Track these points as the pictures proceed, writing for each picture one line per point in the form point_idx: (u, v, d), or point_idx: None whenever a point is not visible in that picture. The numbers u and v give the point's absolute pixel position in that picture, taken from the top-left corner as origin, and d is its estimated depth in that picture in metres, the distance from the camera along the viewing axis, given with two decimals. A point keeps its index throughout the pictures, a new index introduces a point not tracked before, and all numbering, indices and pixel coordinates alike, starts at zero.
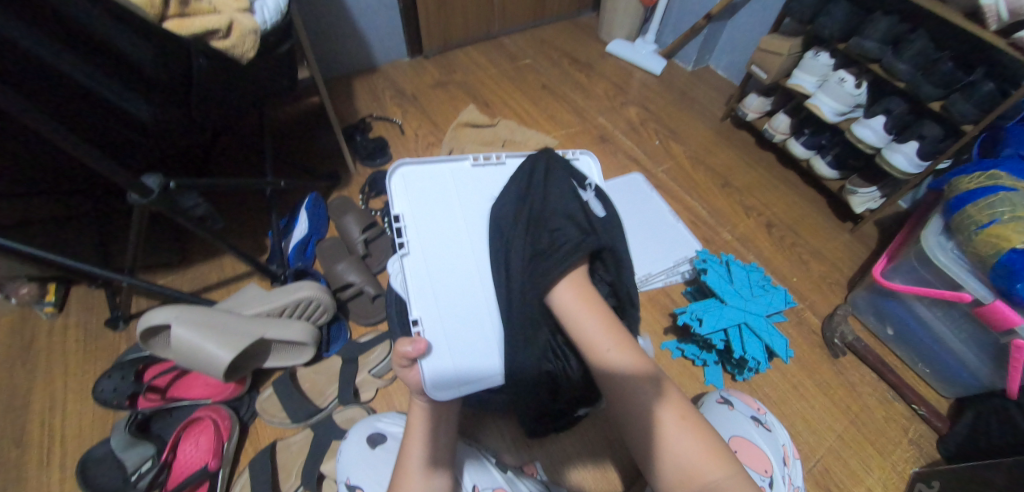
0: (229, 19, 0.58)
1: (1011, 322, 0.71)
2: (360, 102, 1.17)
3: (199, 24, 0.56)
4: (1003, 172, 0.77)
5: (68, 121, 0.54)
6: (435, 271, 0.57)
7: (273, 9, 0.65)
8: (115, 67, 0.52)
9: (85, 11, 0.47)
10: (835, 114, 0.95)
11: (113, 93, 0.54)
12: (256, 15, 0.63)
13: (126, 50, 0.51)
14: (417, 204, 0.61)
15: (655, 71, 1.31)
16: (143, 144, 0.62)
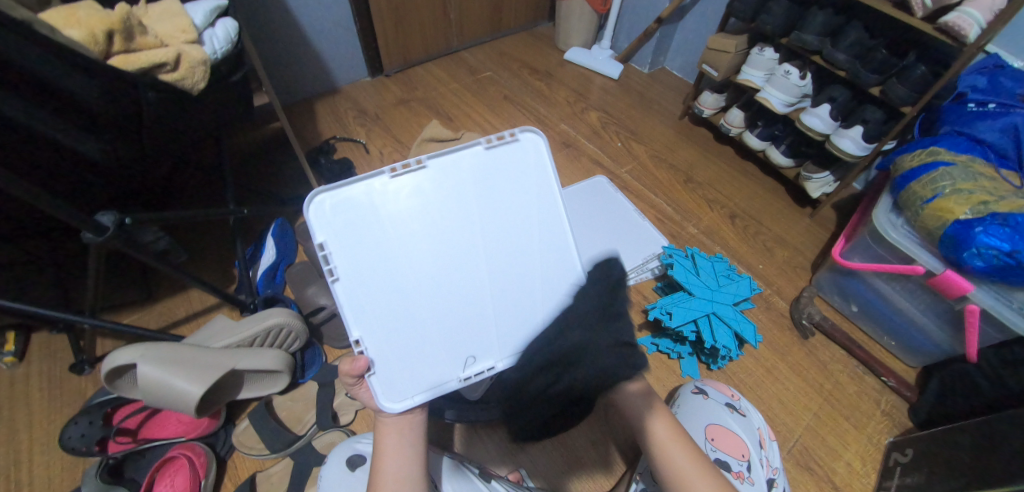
0: (177, 52, 0.58)
1: (962, 289, 0.74)
2: (325, 125, 1.18)
3: (144, 59, 0.56)
4: (942, 149, 0.82)
5: (13, 164, 0.52)
6: (382, 315, 0.52)
7: (223, 38, 0.64)
8: (58, 106, 0.51)
9: (24, 52, 0.46)
10: (785, 105, 0.99)
11: (61, 134, 0.53)
12: (206, 46, 0.63)
13: (68, 87, 0.51)
14: (344, 238, 0.52)
15: (613, 75, 1.36)
16: (96, 183, 0.61)
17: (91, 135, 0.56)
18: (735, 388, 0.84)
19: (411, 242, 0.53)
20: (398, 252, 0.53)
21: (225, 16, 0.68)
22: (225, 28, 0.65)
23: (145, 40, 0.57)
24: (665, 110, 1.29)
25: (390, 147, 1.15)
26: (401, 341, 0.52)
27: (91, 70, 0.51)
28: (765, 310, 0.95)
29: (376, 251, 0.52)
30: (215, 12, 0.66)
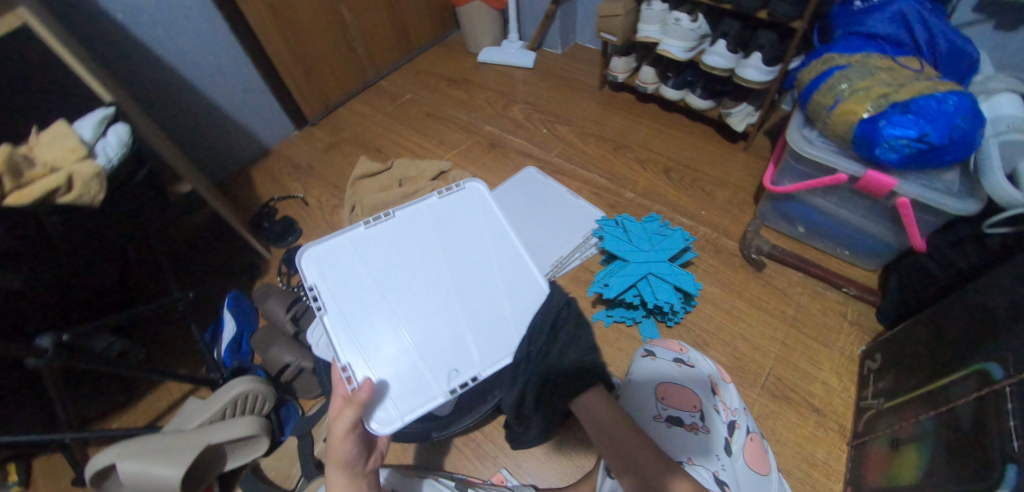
0: (68, 174, 0.60)
1: (887, 185, 0.74)
2: (264, 190, 1.22)
3: (39, 188, 0.59)
4: (835, 54, 0.81)
5: None
6: (362, 334, 0.62)
7: (116, 145, 0.67)
8: None
9: None
10: (684, 52, 0.99)
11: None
12: (99, 158, 0.66)
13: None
14: (328, 278, 0.66)
15: (527, 65, 1.37)
16: (29, 309, 0.64)
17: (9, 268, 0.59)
18: (698, 337, 0.85)
19: (382, 274, 0.67)
20: (367, 284, 0.66)
21: (117, 121, 0.70)
22: (116, 134, 0.67)
23: (35, 172, 0.61)
24: (583, 84, 1.30)
25: (329, 193, 1.18)
26: (381, 352, 0.61)
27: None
28: (715, 254, 0.95)
29: (349, 284, 0.65)
30: (105, 121, 0.69)
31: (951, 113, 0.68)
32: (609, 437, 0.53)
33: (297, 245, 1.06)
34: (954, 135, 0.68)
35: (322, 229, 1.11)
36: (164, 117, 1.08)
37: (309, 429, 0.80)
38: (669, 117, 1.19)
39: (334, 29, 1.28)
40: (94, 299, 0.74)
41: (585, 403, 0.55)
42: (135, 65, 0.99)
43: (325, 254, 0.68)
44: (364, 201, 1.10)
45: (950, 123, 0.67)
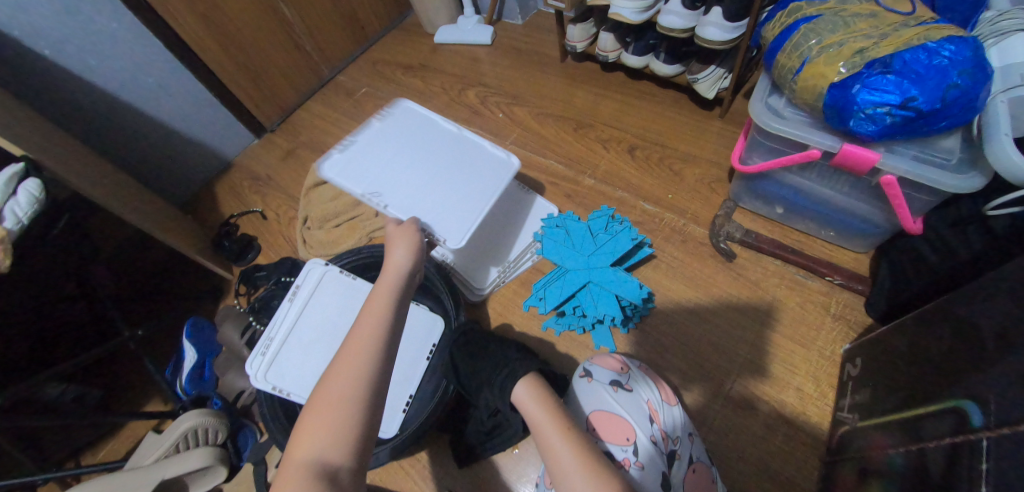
0: None
1: (868, 161, 0.61)
2: (224, 205, 1.20)
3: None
4: (803, 3, 0.67)
5: None
6: (359, 161, 0.80)
7: (26, 203, 0.66)
8: None
9: None
10: (637, 13, 0.85)
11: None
12: (7, 220, 0.64)
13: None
14: (387, 126, 0.85)
15: (486, 41, 1.23)
16: None
17: None
18: (657, 344, 0.77)
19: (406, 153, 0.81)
20: (396, 150, 0.82)
21: (30, 176, 0.69)
22: (27, 192, 0.66)
23: None
24: (544, 56, 1.16)
25: (285, 204, 1.15)
26: (352, 164, 0.79)
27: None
28: (681, 245, 0.84)
29: (386, 137, 0.83)
30: (16, 179, 0.67)
31: (943, 69, 0.54)
32: (538, 430, 0.56)
33: (253, 264, 1.05)
34: (949, 98, 0.54)
35: (277, 244, 1.09)
36: (109, 144, 1.06)
37: (263, 454, 0.81)
38: (637, 85, 1.05)
39: (276, 28, 1.20)
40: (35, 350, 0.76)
41: (525, 398, 0.60)
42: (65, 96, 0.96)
43: (412, 110, 0.88)
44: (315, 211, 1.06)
45: (941, 83, 0.54)
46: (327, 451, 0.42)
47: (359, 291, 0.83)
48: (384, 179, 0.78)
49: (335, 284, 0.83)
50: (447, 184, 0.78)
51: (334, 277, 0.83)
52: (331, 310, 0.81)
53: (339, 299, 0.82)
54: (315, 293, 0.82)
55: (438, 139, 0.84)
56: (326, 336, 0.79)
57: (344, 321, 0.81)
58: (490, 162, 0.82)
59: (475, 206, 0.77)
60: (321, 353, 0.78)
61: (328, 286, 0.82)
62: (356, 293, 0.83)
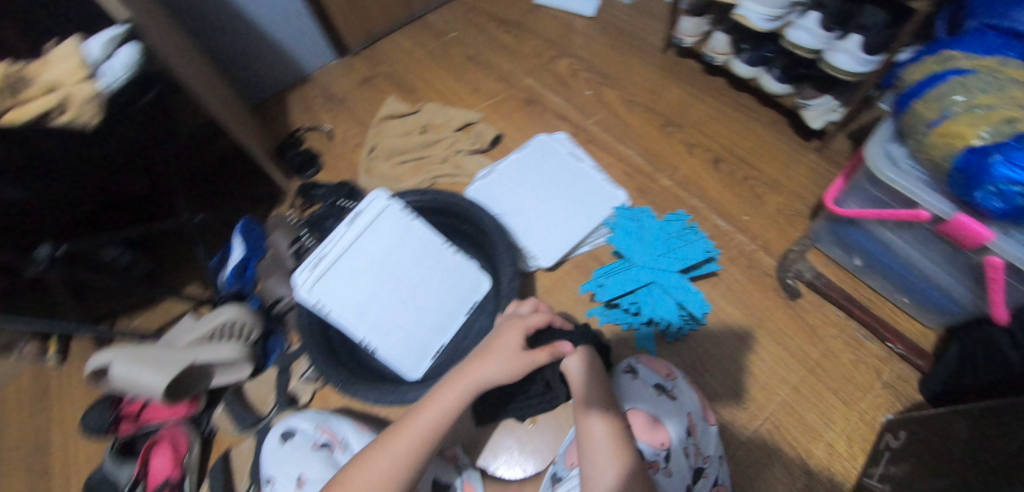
0: (62, 96, 0.58)
1: (982, 237, 0.57)
2: (293, 116, 1.21)
3: (31, 109, 0.57)
4: (959, 53, 0.61)
5: None
6: (494, 185, 0.91)
7: (120, 69, 0.62)
8: None
9: None
10: (767, 21, 0.78)
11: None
12: (99, 81, 0.61)
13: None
14: (527, 153, 0.94)
15: (590, 14, 1.19)
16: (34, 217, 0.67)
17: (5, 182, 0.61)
18: (698, 363, 0.76)
19: (535, 179, 0.91)
20: (528, 176, 0.91)
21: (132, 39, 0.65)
22: (125, 56, 0.62)
23: (34, 91, 0.58)
24: (646, 44, 1.11)
25: (352, 129, 1.15)
26: (489, 185, 0.91)
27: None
28: (745, 269, 0.82)
29: (522, 163, 0.93)
30: (119, 38, 0.64)
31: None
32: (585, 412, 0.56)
33: (311, 180, 1.06)
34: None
35: (337, 166, 1.09)
36: (197, 28, 1.05)
37: (288, 363, 0.83)
38: (738, 96, 1.00)
39: None
40: (99, 213, 0.75)
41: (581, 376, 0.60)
42: None
43: (552, 143, 0.95)
44: (381, 143, 1.06)
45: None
46: None
47: (415, 232, 0.82)
48: (509, 203, 0.89)
49: (396, 218, 0.82)
50: (558, 213, 0.86)
51: (396, 211, 0.82)
52: (385, 243, 0.81)
53: (395, 235, 0.81)
54: (374, 223, 0.81)
55: (566, 172, 0.91)
56: (375, 267, 0.80)
57: (395, 257, 0.81)
58: (603, 199, 0.87)
59: (580, 228, 0.84)
60: (367, 281, 0.80)
61: (389, 218, 0.82)
62: (413, 233, 0.82)
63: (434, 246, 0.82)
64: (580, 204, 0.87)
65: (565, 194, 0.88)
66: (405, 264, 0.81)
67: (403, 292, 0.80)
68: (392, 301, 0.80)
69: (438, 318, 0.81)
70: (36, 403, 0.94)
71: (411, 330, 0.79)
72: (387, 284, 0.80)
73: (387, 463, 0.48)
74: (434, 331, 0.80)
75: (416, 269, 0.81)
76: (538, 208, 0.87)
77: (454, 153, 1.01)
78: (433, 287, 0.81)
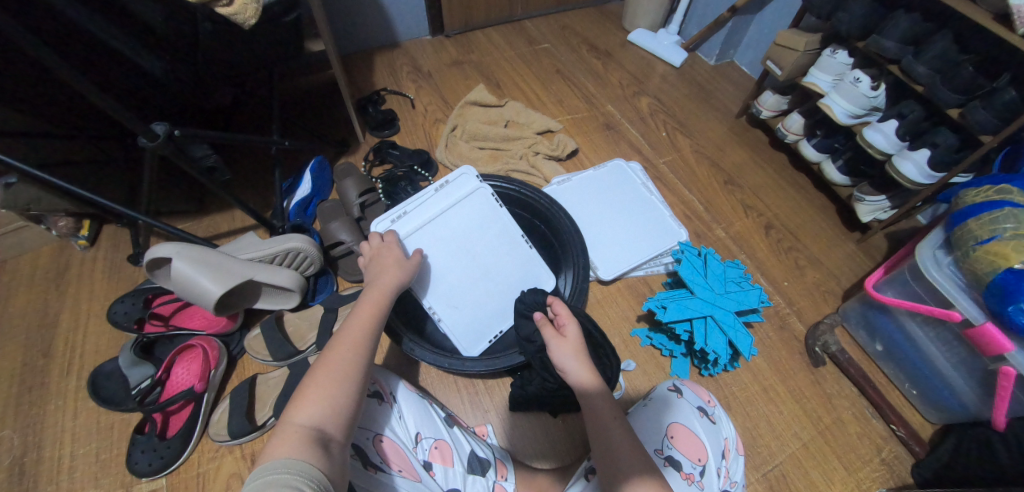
0: None
1: (1001, 348, 0.63)
2: (379, 76, 1.27)
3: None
4: (1015, 187, 0.67)
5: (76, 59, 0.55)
6: (568, 195, 1.00)
7: None
8: (118, 15, 0.54)
9: None
10: (847, 116, 0.89)
11: (115, 41, 0.55)
12: None
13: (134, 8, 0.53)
14: (602, 175, 1.04)
15: (674, 62, 1.35)
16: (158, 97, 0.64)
17: (148, 51, 0.59)
18: (724, 400, 0.82)
19: (605, 200, 1.00)
20: (600, 196, 1.01)
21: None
22: None
23: None
24: (722, 105, 1.26)
25: (436, 104, 1.20)
26: (564, 195, 1.00)
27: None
28: (777, 328, 0.90)
29: (596, 183, 1.03)
30: None
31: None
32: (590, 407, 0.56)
33: (388, 139, 1.10)
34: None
35: (416, 134, 1.13)
36: None
37: (337, 305, 0.83)
38: (792, 177, 1.12)
39: None
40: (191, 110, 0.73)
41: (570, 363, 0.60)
42: None
43: (625, 171, 1.05)
44: (465, 125, 1.12)
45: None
46: (320, 421, 0.44)
47: (497, 218, 0.85)
48: (579, 216, 0.98)
49: (481, 199, 0.85)
50: (622, 236, 0.95)
51: (482, 192, 0.85)
52: (467, 219, 0.84)
53: (478, 214, 0.84)
54: (460, 197, 0.84)
55: (634, 200, 1.00)
56: (452, 239, 0.82)
57: (473, 235, 0.83)
58: (665, 233, 0.96)
59: (642, 254, 0.93)
60: (442, 250, 0.80)
61: (475, 196, 0.85)
62: (495, 217, 0.85)
63: (511, 233, 0.85)
64: (642, 231, 0.96)
65: (630, 220, 0.97)
66: (482, 244, 0.84)
67: (475, 270, 0.82)
68: (464, 276, 0.82)
69: (503, 303, 0.83)
70: (49, 278, 0.90)
71: (476, 308, 0.81)
72: (461, 258, 0.82)
73: (349, 355, 0.51)
74: (496, 316, 0.83)
75: (491, 251, 0.84)
76: (604, 227, 0.96)
77: (532, 154, 1.09)
78: (505, 273, 0.83)
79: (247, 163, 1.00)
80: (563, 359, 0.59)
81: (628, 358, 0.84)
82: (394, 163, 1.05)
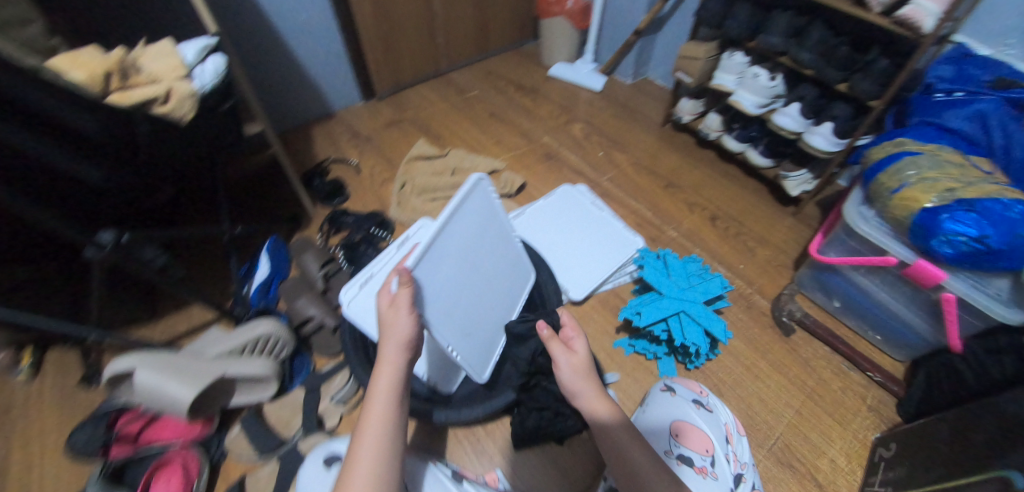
0: (167, 87, 0.60)
1: (937, 278, 0.72)
2: (319, 148, 1.29)
3: (139, 94, 0.58)
4: (908, 139, 0.80)
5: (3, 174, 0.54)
6: (527, 227, 1.04)
7: (212, 72, 0.67)
8: (55, 134, 0.54)
9: (33, 95, 0.50)
10: (756, 107, 1.01)
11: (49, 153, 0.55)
12: (195, 81, 0.65)
13: (69, 121, 0.54)
14: (553, 201, 1.09)
15: (595, 87, 1.46)
16: (92, 203, 0.64)
17: (86, 161, 0.58)
18: (715, 388, 0.85)
19: (561, 224, 1.05)
20: (556, 221, 1.06)
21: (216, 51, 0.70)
22: (213, 64, 0.67)
23: (139, 78, 0.61)
24: (646, 117, 1.37)
25: (381, 165, 1.23)
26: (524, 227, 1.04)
27: (76, 101, 0.53)
28: (746, 309, 0.96)
29: (549, 210, 1.08)
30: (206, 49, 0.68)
31: (1015, 220, 0.65)
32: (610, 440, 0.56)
33: (340, 207, 1.10)
34: (1015, 242, 0.65)
35: (367, 197, 1.15)
36: (248, 56, 1.15)
37: (318, 384, 0.81)
38: (723, 169, 1.22)
39: (421, 11, 1.37)
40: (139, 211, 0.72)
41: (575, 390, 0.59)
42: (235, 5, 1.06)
43: (574, 193, 1.10)
44: (413, 180, 1.15)
45: (1011, 228, 0.64)
46: None
47: (495, 219, 0.75)
48: (541, 243, 1.02)
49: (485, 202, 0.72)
50: (583, 253, 0.99)
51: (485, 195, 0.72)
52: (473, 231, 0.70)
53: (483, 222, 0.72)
54: (468, 204, 0.68)
55: (588, 219, 1.06)
56: (462, 257, 0.68)
57: (479, 249, 0.71)
58: (622, 243, 1.00)
59: (606, 267, 0.96)
60: (455, 275, 0.66)
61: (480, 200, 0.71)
62: (492, 219, 0.74)
63: (506, 235, 0.78)
64: (602, 245, 1.00)
65: (587, 237, 1.02)
66: (486, 255, 0.74)
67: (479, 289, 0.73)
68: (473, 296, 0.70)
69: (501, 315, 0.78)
70: None
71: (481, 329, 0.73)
72: (470, 278, 0.70)
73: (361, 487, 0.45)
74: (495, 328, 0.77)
75: (490, 263, 0.75)
76: (565, 249, 1.00)
77: None
78: (501, 279, 0.78)
79: (199, 258, 0.97)
80: (572, 377, 0.58)
81: (617, 369, 0.86)
82: (350, 229, 1.05)
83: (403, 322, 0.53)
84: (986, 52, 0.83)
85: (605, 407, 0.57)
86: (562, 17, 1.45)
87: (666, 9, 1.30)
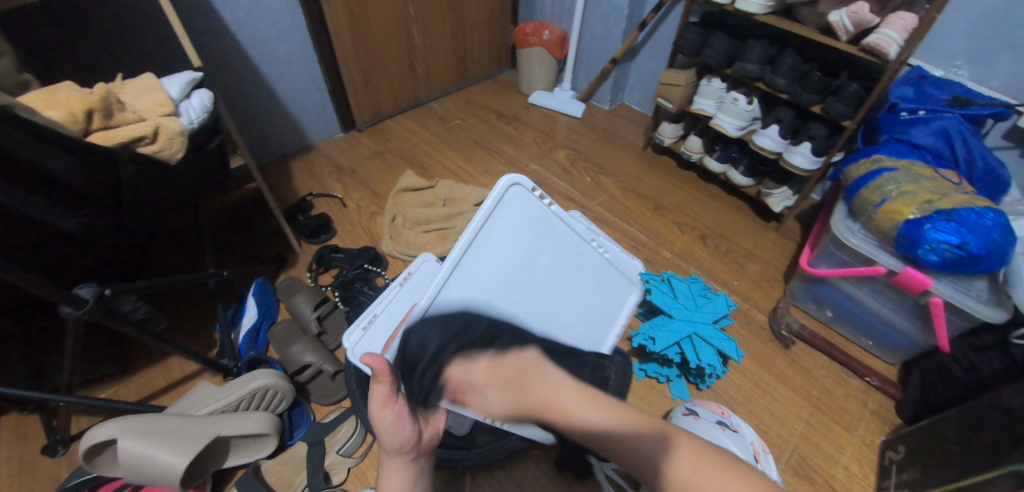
0: (155, 124, 0.57)
1: (923, 284, 0.75)
2: (300, 182, 1.24)
3: (123, 133, 0.55)
4: (884, 156, 0.85)
5: None
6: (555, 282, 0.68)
7: (200, 109, 0.64)
8: (37, 183, 0.48)
9: (27, 146, 0.45)
10: (736, 129, 1.06)
11: (24, 205, 0.48)
12: (183, 117, 0.62)
13: (48, 165, 0.48)
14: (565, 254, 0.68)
15: (575, 113, 1.50)
16: (75, 257, 0.57)
17: (63, 208, 0.52)
18: (726, 406, 0.85)
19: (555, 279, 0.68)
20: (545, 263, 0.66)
21: (201, 87, 0.68)
22: (200, 102, 0.64)
23: (125, 116, 0.56)
24: (628, 142, 1.41)
25: (367, 198, 1.20)
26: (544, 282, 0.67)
27: (62, 144, 0.48)
28: (746, 325, 0.98)
29: (547, 243, 0.66)
30: (187, 90, 0.65)
31: (989, 227, 0.69)
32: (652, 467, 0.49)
33: (329, 243, 1.06)
34: (991, 247, 0.69)
35: (356, 231, 1.11)
36: (226, 90, 1.11)
37: (322, 436, 0.75)
38: (706, 188, 1.27)
39: (402, 44, 1.38)
40: (116, 263, 0.64)
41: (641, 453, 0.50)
42: (214, 40, 1.02)
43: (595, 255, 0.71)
44: (404, 213, 1.13)
45: (987, 235, 0.69)
46: None
47: (545, 228, 0.65)
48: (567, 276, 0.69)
49: (523, 214, 0.62)
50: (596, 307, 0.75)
51: (521, 208, 0.62)
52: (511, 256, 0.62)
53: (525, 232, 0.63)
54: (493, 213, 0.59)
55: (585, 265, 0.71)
56: (502, 255, 0.62)
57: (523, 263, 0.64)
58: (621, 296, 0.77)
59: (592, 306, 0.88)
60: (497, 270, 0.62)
61: (514, 211, 0.61)
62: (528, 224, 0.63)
63: (569, 249, 0.69)
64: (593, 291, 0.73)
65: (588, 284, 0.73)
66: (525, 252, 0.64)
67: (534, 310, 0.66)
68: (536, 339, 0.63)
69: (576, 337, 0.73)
70: None
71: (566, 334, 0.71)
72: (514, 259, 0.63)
73: None
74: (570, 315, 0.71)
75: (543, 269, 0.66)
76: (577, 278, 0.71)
77: None
78: (557, 269, 0.68)
79: (181, 308, 0.90)
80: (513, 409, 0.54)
81: (629, 396, 0.85)
82: (341, 266, 1.01)
83: (391, 418, 0.52)
84: (938, 73, 0.92)
85: (570, 388, 0.54)
86: (540, 46, 1.49)
87: (640, 39, 1.38)
